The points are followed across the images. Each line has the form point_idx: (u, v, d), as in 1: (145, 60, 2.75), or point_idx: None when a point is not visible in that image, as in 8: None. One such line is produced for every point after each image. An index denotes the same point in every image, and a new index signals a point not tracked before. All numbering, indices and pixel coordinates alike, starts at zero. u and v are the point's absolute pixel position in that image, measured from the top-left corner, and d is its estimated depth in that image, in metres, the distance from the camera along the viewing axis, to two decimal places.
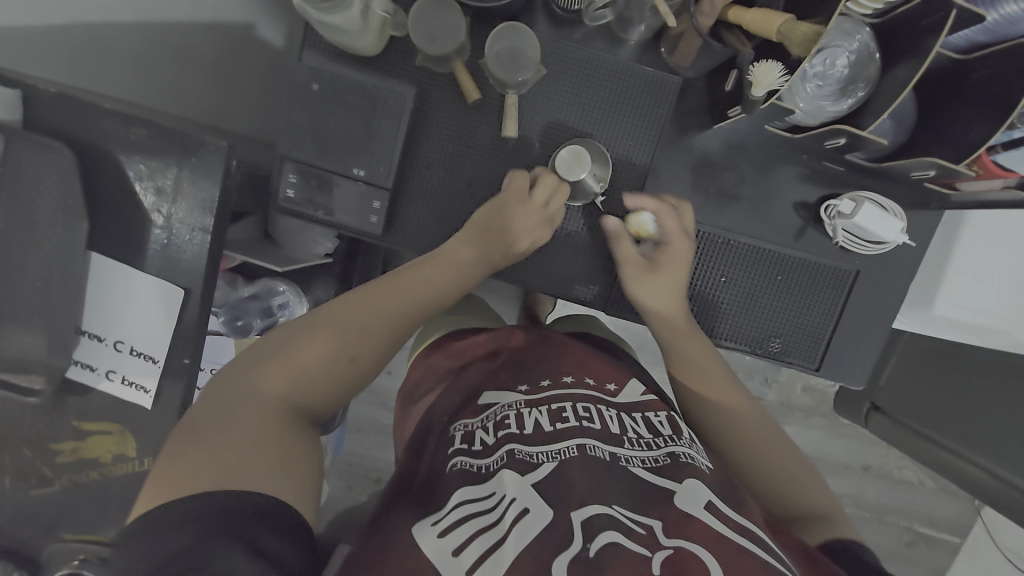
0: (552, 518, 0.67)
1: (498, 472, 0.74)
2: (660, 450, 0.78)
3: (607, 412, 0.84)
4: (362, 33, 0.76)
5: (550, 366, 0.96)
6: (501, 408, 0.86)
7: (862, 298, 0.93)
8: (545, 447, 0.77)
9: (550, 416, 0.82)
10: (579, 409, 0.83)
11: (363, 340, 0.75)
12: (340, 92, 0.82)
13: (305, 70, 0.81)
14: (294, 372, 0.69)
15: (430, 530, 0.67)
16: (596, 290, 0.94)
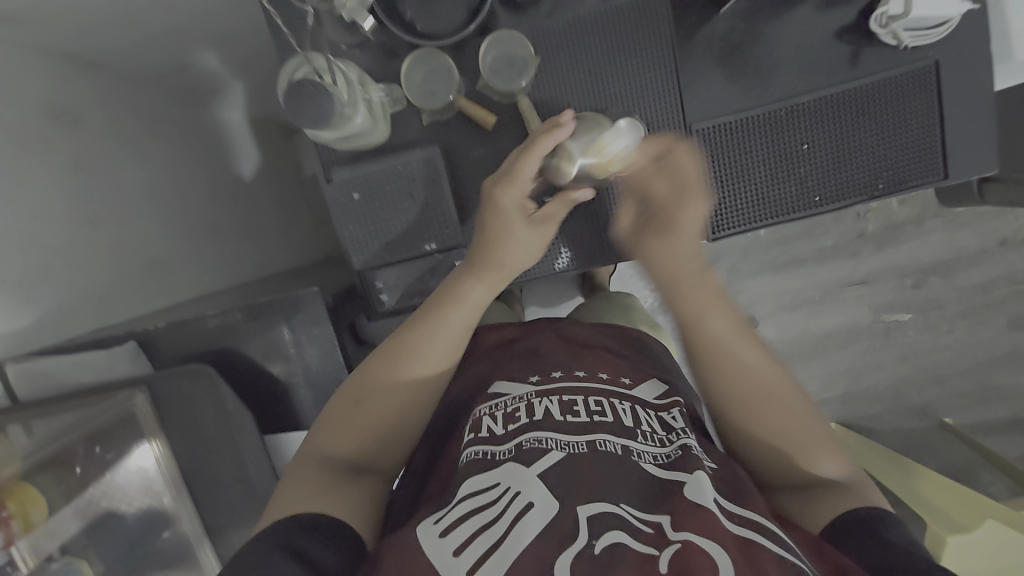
0: (557, 509, 0.58)
1: (505, 463, 0.65)
2: (671, 445, 0.69)
3: (620, 405, 0.74)
4: (371, 127, 0.78)
5: (554, 359, 0.85)
6: (510, 399, 0.76)
7: (955, 82, 0.85)
8: (554, 434, 0.67)
9: (562, 406, 0.73)
10: (589, 402, 0.74)
11: (415, 382, 0.73)
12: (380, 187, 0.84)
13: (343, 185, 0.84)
14: (351, 426, 0.71)
15: (432, 529, 0.59)
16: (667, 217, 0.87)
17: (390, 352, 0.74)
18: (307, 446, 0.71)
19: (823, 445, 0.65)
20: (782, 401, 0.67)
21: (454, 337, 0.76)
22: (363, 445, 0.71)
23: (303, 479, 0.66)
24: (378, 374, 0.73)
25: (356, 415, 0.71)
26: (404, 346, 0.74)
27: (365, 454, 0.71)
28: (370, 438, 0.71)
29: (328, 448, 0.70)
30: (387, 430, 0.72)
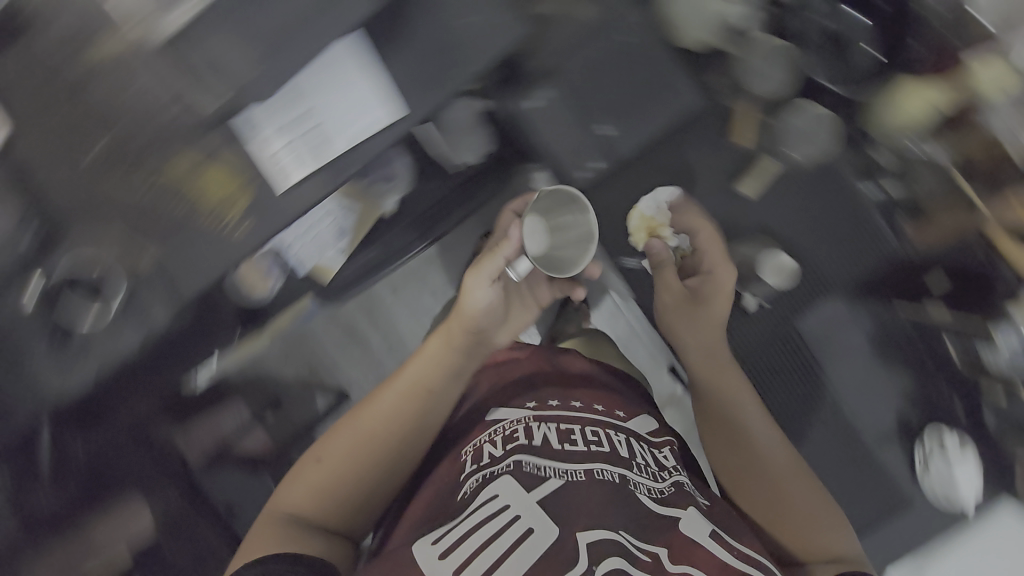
0: (559, 536, 0.74)
1: (505, 477, 0.83)
2: (665, 483, 0.90)
3: (616, 436, 0.94)
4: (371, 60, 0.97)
5: (574, 392, 1.04)
6: (510, 422, 0.96)
7: None
8: (555, 463, 0.86)
9: (561, 434, 0.92)
10: (588, 433, 0.93)
11: (393, 428, 0.95)
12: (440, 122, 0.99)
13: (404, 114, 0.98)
14: (311, 486, 0.91)
15: (433, 549, 0.75)
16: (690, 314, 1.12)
17: (363, 421, 0.95)
18: (273, 505, 0.90)
19: (807, 532, 0.92)
20: (794, 513, 0.95)
21: (398, 416, 0.95)
22: (321, 508, 0.90)
23: (268, 539, 0.82)
24: (372, 427, 0.94)
25: (317, 474, 0.92)
26: (357, 431, 0.94)
27: (327, 514, 0.90)
28: (345, 491, 0.92)
29: (289, 507, 0.89)
30: (370, 475, 0.93)
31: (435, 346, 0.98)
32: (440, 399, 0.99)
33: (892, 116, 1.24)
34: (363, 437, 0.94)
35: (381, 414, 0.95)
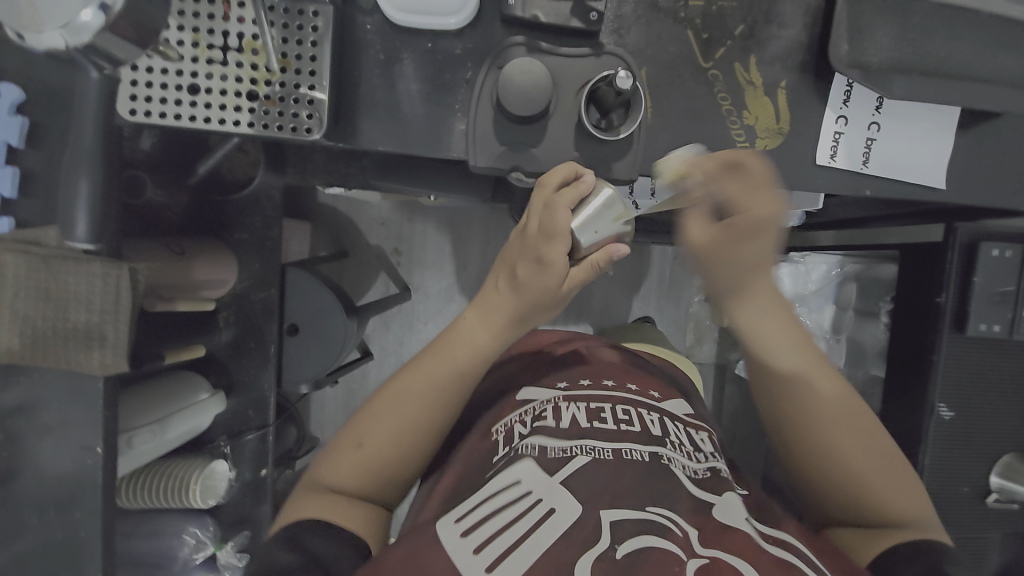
0: (581, 512, 0.47)
1: (526, 454, 0.53)
2: (701, 464, 0.58)
3: (649, 415, 0.63)
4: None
5: (587, 368, 0.73)
6: (537, 401, 0.64)
7: None
8: (580, 441, 0.55)
9: (588, 413, 0.60)
10: (616, 411, 0.62)
11: (397, 429, 0.56)
12: (628, 40, 0.50)
13: (600, 31, 0.49)
14: (359, 453, 0.56)
15: (453, 526, 0.47)
16: (1010, 322, 0.58)
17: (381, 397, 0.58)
18: (307, 481, 0.57)
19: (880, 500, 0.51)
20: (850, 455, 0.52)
21: (434, 378, 0.57)
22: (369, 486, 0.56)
23: (311, 503, 0.53)
24: (374, 405, 0.58)
25: (353, 457, 0.56)
26: (384, 396, 0.58)
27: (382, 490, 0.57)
28: (375, 482, 0.56)
29: (329, 476, 0.55)
30: (397, 476, 0.57)
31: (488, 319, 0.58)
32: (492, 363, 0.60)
33: None
34: (387, 441, 0.56)
35: (422, 384, 0.57)
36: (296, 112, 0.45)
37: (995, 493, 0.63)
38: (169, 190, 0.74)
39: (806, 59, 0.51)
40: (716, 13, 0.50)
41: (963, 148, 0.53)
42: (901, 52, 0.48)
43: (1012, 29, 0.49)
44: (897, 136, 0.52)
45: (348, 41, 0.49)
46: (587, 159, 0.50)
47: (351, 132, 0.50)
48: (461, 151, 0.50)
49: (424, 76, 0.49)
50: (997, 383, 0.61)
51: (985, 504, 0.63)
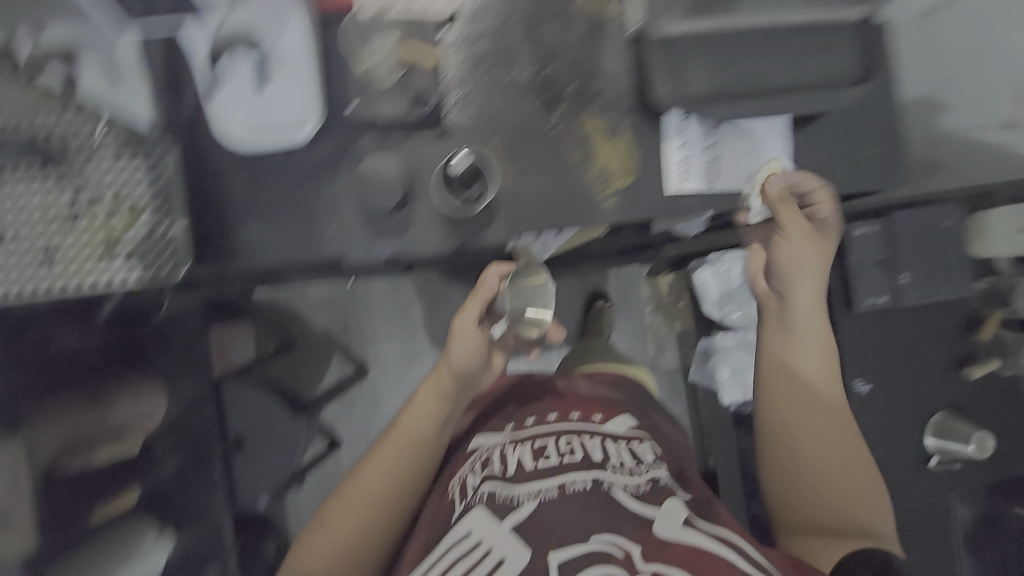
0: (528, 559, 0.42)
1: (476, 506, 0.48)
2: (643, 475, 0.50)
3: (587, 441, 0.53)
4: (433, 18, 0.52)
5: (540, 405, 0.62)
6: (483, 450, 0.57)
7: None
8: (525, 484, 0.49)
9: (534, 452, 0.53)
10: (560, 442, 0.54)
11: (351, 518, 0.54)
12: (474, 114, 0.53)
13: (445, 114, 0.53)
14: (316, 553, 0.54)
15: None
16: (894, 290, 0.62)
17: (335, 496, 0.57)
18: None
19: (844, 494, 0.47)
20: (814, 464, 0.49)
21: (387, 465, 0.55)
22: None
23: None
24: (342, 491, 0.57)
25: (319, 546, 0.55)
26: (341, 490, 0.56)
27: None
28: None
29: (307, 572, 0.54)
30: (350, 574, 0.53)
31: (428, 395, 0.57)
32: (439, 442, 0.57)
33: (999, 235, 0.62)
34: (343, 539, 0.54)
35: (378, 473, 0.56)
36: (169, 254, 0.49)
37: (936, 456, 0.65)
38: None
39: (639, 100, 0.55)
40: (548, 78, 0.54)
41: (800, 145, 0.57)
42: (717, 82, 0.53)
43: (810, 39, 0.54)
44: (738, 150, 0.56)
45: (210, 171, 0.51)
46: (460, 233, 0.53)
47: (229, 253, 0.51)
48: (335, 249, 0.51)
49: (288, 188, 0.51)
50: (898, 350, 0.65)
51: (929, 469, 0.65)
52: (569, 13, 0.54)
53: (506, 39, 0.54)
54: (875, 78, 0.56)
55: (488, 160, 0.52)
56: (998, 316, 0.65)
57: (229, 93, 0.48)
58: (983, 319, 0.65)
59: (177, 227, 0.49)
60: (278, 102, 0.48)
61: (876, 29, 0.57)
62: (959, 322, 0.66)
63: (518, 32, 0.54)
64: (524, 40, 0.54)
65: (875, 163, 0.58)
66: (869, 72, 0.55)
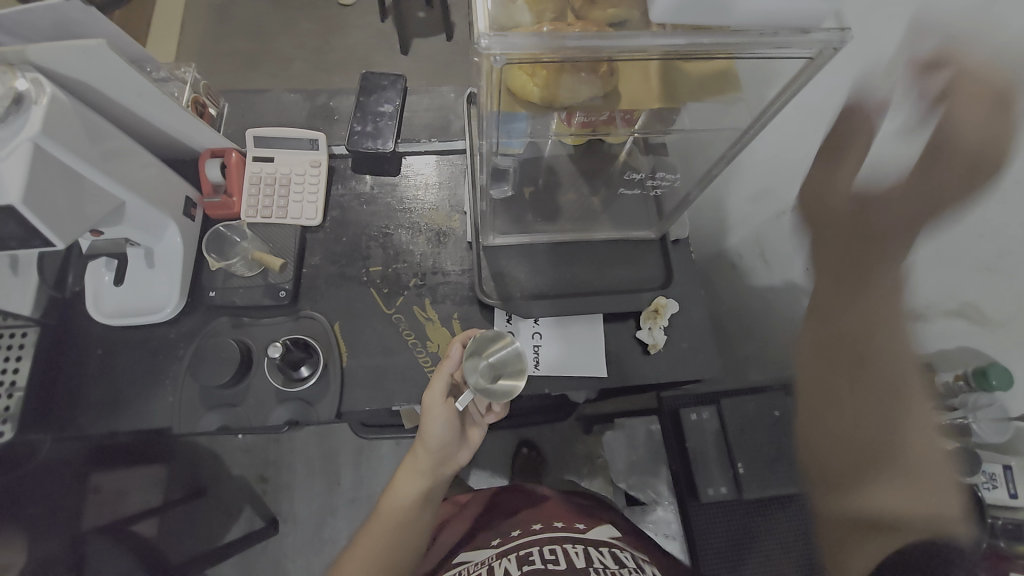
0: None
1: None
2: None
3: (573, 547, 0.58)
4: (303, 223, 0.64)
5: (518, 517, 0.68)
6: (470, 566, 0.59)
7: None
8: None
9: (517, 562, 0.56)
10: (544, 551, 0.58)
11: None
12: (322, 303, 0.61)
13: (297, 301, 0.61)
14: None
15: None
16: (731, 480, 0.62)
17: None
18: None
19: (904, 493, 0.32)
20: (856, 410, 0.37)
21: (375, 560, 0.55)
22: None
23: None
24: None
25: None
26: None
27: None
28: None
29: None
30: None
31: (409, 483, 0.58)
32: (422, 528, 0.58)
33: None
34: None
35: (368, 562, 0.55)
36: None
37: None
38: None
39: (471, 293, 0.64)
40: (393, 274, 0.64)
41: (614, 337, 0.63)
42: (533, 283, 0.63)
43: (617, 251, 0.65)
44: (556, 339, 0.62)
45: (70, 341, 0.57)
46: (288, 409, 0.56)
47: (71, 419, 0.54)
48: (166, 419, 0.55)
49: (141, 359, 0.57)
50: (757, 548, 0.61)
51: None
52: (419, 226, 0.67)
53: (361, 244, 0.65)
54: (678, 282, 0.64)
55: (324, 341, 0.59)
56: None
57: (108, 284, 0.57)
58: None
59: (17, 396, 0.53)
60: (150, 291, 0.57)
61: (683, 244, 0.67)
62: (816, 520, 0.64)
63: (373, 239, 0.65)
64: (378, 245, 0.65)
65: (690, 356, 0.63)
66: (669, 278, 0.64)
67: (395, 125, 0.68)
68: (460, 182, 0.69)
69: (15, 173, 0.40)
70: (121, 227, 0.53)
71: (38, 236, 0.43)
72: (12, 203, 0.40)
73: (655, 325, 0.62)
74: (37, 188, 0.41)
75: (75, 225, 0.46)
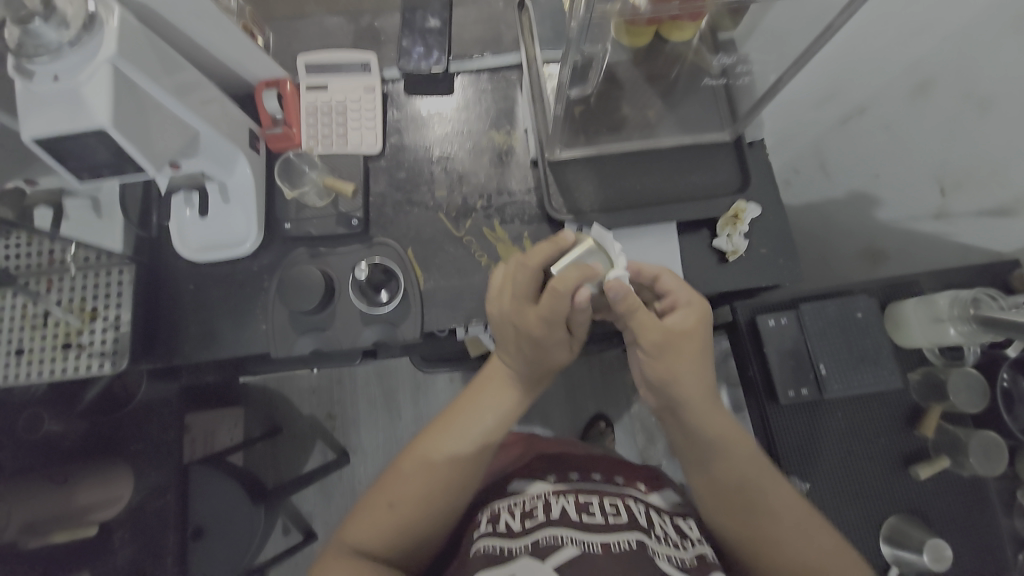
0: None
1: (521, 558, 0.48)
2: (688, 552, 0.52)
3: (634, 506, 0.57)
4: (365, 150, 0.63)
5: (576, 461, 0.67)
6: (526, 497, 0.58)
7: None
8: (572, 530, 0.50)
9: (577, 505, 0.55)
10: (604, 504, 0.55)
11: (413, 485, 0.53)
12: (393, 229, 0.62)
13: (368, 228, 0.61)
14: (377, 511, 0.52)
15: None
16: (811, 384, 0.62)
17: (410, 453, 0.56)
18: (327, 548, 0.52)
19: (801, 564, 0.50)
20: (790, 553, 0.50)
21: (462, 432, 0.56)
22: (392, 543, 0.51)
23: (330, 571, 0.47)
24: (401, 466, 0.55)
25: (383, 519, 0.52)
26: (406, 457, 0.56)
27: (398, 554, 0.52)
28: (390, 548, 0.51)
29: (354, 540, 0.51)
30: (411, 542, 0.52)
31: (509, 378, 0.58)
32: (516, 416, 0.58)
33: (912, 328, 0.63)
34: (424, 488, 0.53)
35: (459, 430, 0.56)
36: (96, 352, 0.55)
37: (899, 570, 0.57)
38: (67, 419, 0.70)
39: (539, 211, 0.63)
40: (459, 197, 0.63)
41: (689, 249, 0.62)
42: (603, 196, 0.61)
43: (689, 156, 0.62)
44: (631, 254, 0.62)
45: (165, 279, 0.59)
46: (374, 330, 0.58)
47: (176, 348, 0.58)
48: (263, 345, 0.58)
49: (231, 292, 0.59)
50: (839, 444, 0.62)
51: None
52: (480, 145, 0.65)
53: (424, 169, 0.64)
54: (756, 183, 0.61)
55: (401, 266, 0.59)
56: (939, 410, 0.61)
57: (189, 220, 0.58)
58: (925, 413, 0.62)
59: (124, 329, 0.55)
60: (230, 225, 0.58)
61: (758, 145, 0.63)
62: (897, 414, 0.62)
63: (435, 163, 0.64)
64: (440, 168, 0.64)
65: (770, 261, 0.61)
66: (745, 181, 0.61)
67: (446, 41, 0.65)
68: (517, 99, 0.66)
69: (99, 92, 0.40)
70: (197, 158, 0.52)
71: (130, 163, 0.45)
72: (103, 124, 0.40)
73: (734, 232, 0.60)
74: (122, 108, 0.41)
75: (159, 150, 0.46)
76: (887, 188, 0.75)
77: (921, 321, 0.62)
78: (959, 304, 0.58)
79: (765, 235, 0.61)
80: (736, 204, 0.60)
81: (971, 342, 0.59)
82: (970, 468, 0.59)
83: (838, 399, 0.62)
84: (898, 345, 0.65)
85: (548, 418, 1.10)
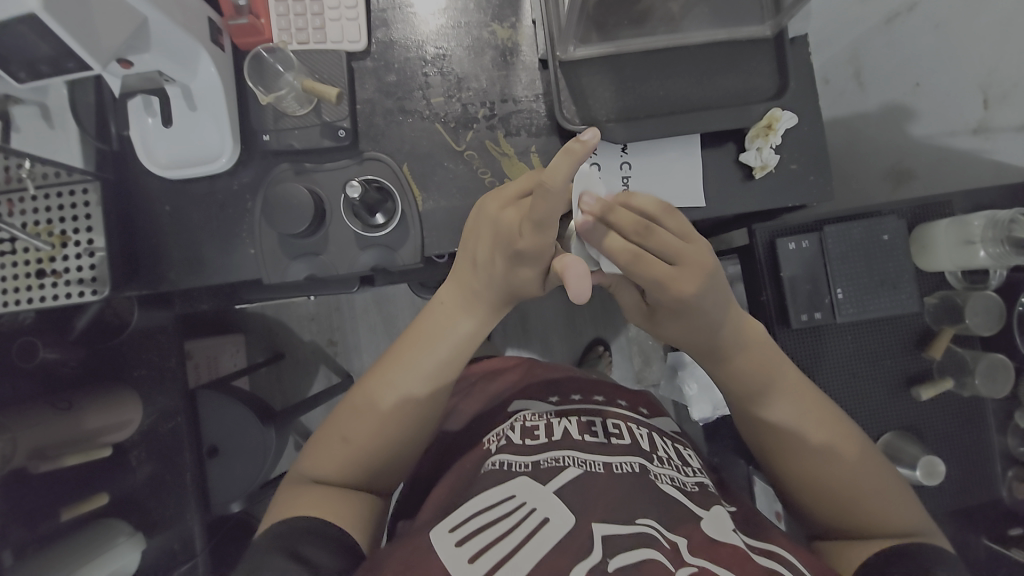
0: (575, 521, 0.44)
1: (521, 476, 0.48)
2: (689, 477, 0.53)
3: (638, 429, 0.57)
4: (347, 47, 0.54)
5: (578, 384, 0.67)
6: (528, 415, 0.58)
7: None
8: (572, 451, 0.51)
9: (581, 425, 0.55)
10: (607, 424, 0.56)
11: (364, 418, 0.51)
12: (386, 143, 0.55)
13: (358, 141, 0.55)
14: (332, 441, 0.52)
15: (448, 537, 0.43)
16: (825, 309, 0.60)
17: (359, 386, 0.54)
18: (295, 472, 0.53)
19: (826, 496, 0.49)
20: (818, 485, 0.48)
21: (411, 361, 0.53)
22: (353, 470, 0.51)
23: (298, 498, 0.48)
24: (355, 397, 0.53)
25: (343, 450, 0.51)
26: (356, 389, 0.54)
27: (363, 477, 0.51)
28: (350, 473, 0.51)
29: (316, 466, 0.51)
30: (373, 467, 0.52)
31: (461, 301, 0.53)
32: (468, 341, 0.53)
33: (937, 250, 0.60)
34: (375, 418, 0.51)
35: (407, 358, 0.53)
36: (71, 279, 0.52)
37: None
38: (62, 346, 0.70)
39: (549, 122, 0.56)
40: (458, 104, 0.56)
41: (712, 166, 0.56)
42: (620, 104, 0.54)
43: (720, 55, 0.54)
44: (649, 171, 0.56)
45: (137, 201, 0.54)
46: (372, 255, 0.54)
47: (161, 275, 0.54)
48: (254, 270, 0.55)
49: (212, 214, 0.55)
50: (845, 368, 0.61)
51: None
52: (481, 42, 0.56)
53: (417, 71, 0.56)
54: (795, 89, 0.54)
55: (397, 184, 0.54)
56: (952, 332, 0.60)
57: (153, 132, 0.51)
58: (936, 335, 0.61)
59: (97, 256, 0.51)
60: (201, 139, 0.52)
61: (801, 42, 0.55)
62: (907, 337, 0.62)
63: (429, 64, 0.56)
64: (435, 71, 0.56)
65: (799, 179, 0.56)
66: (782, 86, 0.54)
67: None
68: None
69: None
70: (150, 55, 0.45)
71: (72, 59, 0.38)
72: (33, 10, 0.33)
73: (765, 144, 0.54)
74: None
75: (104, 44, 0.39)
76: (926, 99, 0.68)
77: (950, 243, 0.59)
78: (994, 224, 0.55)
79: (796, 149, 0.56)
80: (770, 112, 0.54)
81: (999, 265, 0.57)
82: (973, 389, 0.59)
83: (850, 322, 0.61)
84: (920, 269, 0.62)
85: (549, 341, 1.10)
